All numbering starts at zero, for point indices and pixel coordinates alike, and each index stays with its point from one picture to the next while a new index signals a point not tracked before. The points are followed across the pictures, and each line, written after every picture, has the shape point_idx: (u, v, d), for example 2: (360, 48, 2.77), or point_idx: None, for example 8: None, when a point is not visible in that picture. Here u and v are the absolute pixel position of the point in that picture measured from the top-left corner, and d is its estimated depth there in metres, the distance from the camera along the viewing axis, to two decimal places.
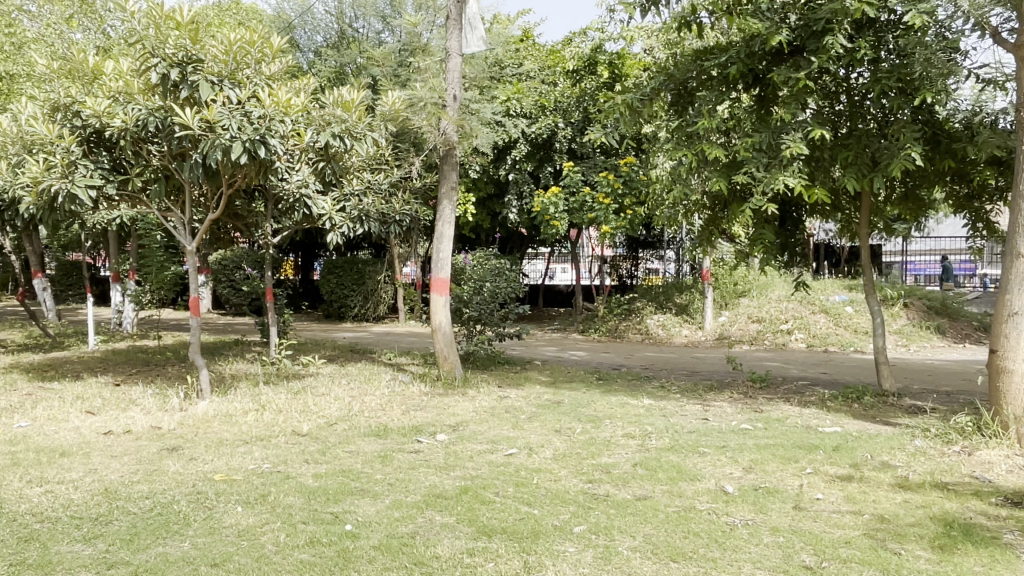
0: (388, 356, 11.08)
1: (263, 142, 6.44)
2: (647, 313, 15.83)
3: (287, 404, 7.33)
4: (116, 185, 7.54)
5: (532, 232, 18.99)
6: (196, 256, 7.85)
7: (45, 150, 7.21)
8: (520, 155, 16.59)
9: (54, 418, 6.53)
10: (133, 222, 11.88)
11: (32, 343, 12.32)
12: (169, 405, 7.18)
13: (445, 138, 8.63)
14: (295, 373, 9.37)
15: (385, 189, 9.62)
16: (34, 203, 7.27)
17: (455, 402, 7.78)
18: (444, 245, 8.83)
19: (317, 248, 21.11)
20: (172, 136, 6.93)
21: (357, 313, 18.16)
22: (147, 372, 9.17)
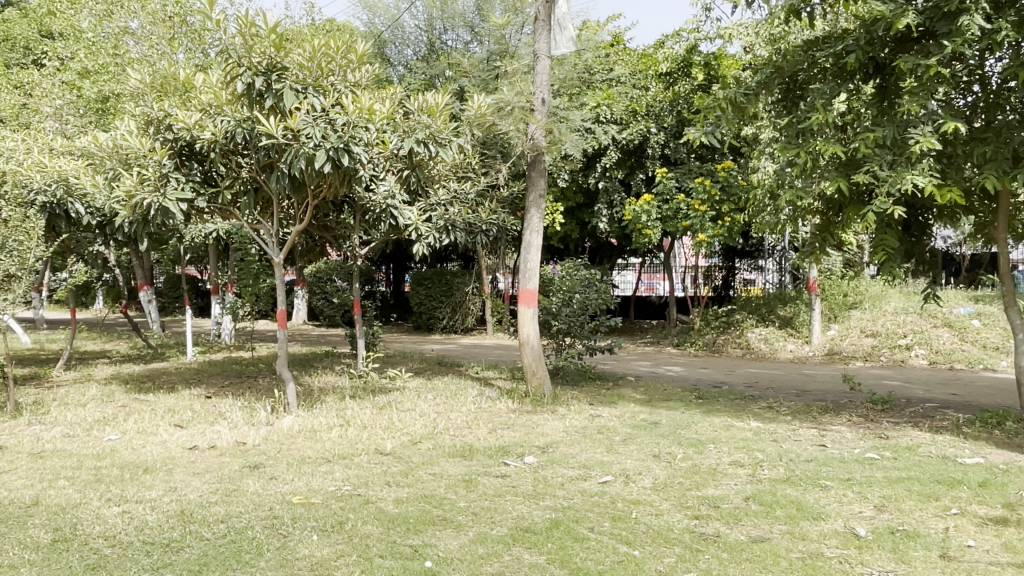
0: (476, 370, 10.76)
1: (347, 150, 6.23)
2: (748, 327, 14.93)
3: (371, 420, 7.08)
4: (207, 198, 7.59)
5: (623, 243, 18.41)
6: (283, 268, 7.70)
7: (140, 164, 7.30)
8: (611, 162, 16.08)
9: (143, 432, 6.52)
10: (229, 235, 12.12)
11: (136, 354, 12.75)
12: (255, 420, 7.07)
13: (534, 142, 8.21)
14: (382, 386, 9.17)
15: (472, 199, 9.33)
16: (131, 216, 7.46)
17: (546, 421, 7.33)
18: (532, 255, 8.43)
19: (407, 260, 21.23)
20: (258, 146, 6.85)
21: (446, 325, 18.03)
22: (239, 384, 9.18)
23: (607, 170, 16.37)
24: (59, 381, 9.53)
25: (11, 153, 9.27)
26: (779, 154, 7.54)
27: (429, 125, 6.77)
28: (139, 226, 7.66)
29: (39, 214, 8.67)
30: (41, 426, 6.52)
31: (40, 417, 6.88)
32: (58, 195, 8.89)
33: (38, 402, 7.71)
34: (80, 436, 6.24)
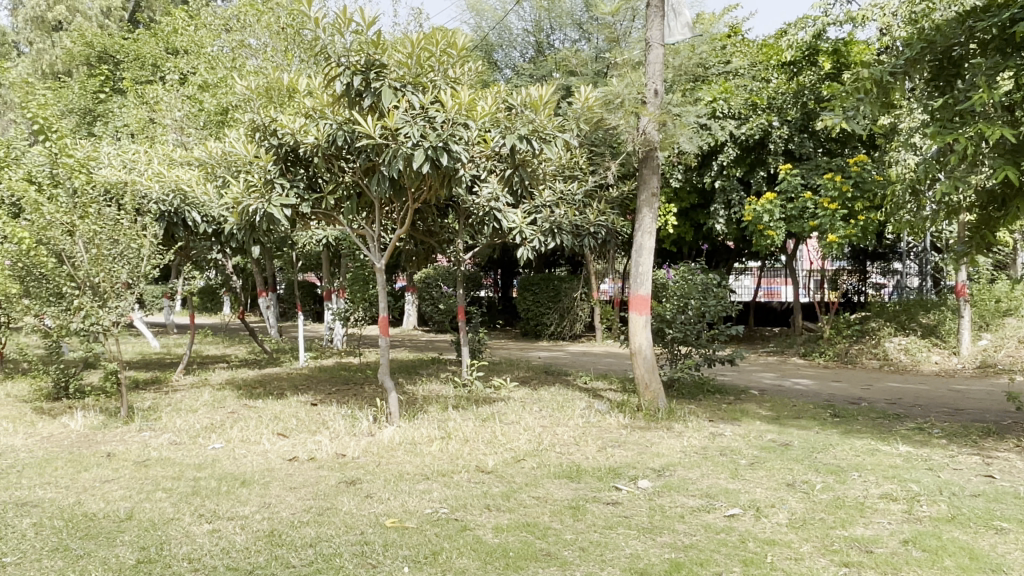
0: (584, 380, 10.23)
1: (446, 149, 5.86)
2: (885, 336, 13.58)
3: (474, 433, 6.71)
4: (310, 204, 7.47)
5: (742, 246, 17.39)
6: (385, 273, 7.49)
7: (247, 170, 7.43)
8: (729, 159, 15.09)
9: (246, 441, 6.45)
10: (338, 242, 12.20)
11: (252, 359, 13.08)
12: (356, 429, 6.86)
13: (645, 137, 7.55)
14: (486, 396, 8.80)
15: (579, 200, 8.83)
16: (238, 223, 7.49)
17: (661, 440, 6.71)
18: (644, 258, 7.82)
19: (515, 265, 21.07)
20: (359, 149, 6.62)
21: (554, 331, 17.60)
22: (345, 391, 9.08)
23: (724, 168, 15.41)
24: (178, 385, 9.80)
25: (134, 165, 9.69)
26: (930, 140, 6.56)
27: (532, 120, 6.25)
28: (247, 234, 7.67)
29: (157, 223, 8.91)
30: (150, 433, 6.58)
31: (152, 423, 6.97)
32: (176, 204, 9.10)
33: (154, 407, 7.87)
34: (186, 445, 6.23)
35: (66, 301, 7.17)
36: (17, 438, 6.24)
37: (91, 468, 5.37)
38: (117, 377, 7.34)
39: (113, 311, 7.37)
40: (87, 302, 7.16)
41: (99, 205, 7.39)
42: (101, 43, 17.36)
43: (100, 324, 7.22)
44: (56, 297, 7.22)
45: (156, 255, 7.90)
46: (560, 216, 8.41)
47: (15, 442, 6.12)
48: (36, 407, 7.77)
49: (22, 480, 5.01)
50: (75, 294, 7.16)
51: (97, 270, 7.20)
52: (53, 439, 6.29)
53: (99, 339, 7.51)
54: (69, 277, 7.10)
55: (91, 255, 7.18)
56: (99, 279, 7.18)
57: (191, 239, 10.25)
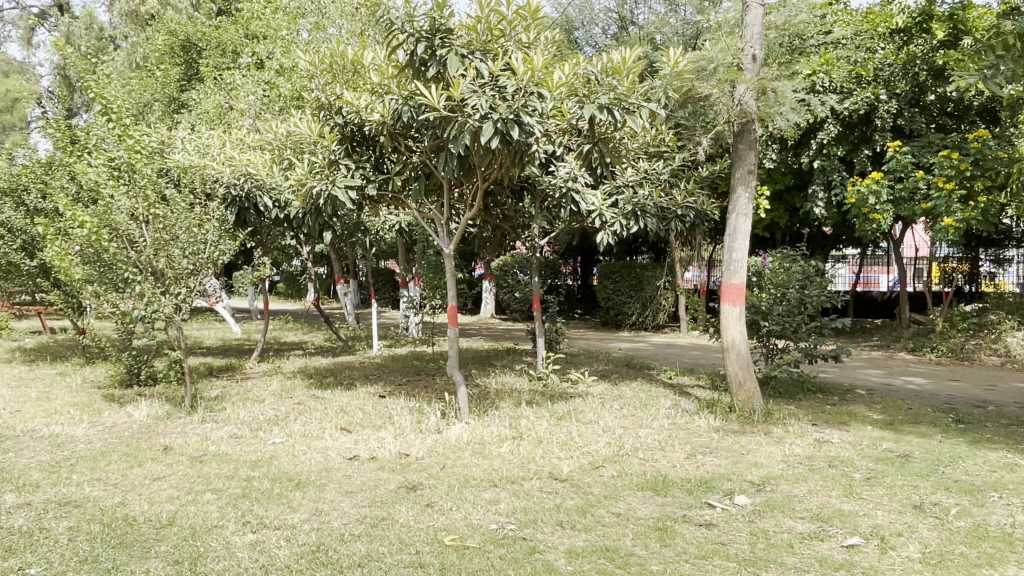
0: (668, 375, 9.51)
1: (518, 122, 5.27)
2: (1007, 330, 12.20)
3: (549, 433, 6.15)
4: (377, 185, 7.07)
5: (839, 232, 16.17)
6: (453, 260, 7.00)
7: (311, 150, 7.08)
8: (829, 137, 13.93)
9: (308, 435, 6.09)
10: (412, 227, 11.88)
11: (327, 346, 12.93)
12: (423, 426, 6.41)
13: (741, 108, 6.79)
14: (563, 391, 8.21)
15: (665, 180, 8.06)
16: (302, 207, 7.17)
17: (759, 448, 5.96)
18: (738, 243, 7.08)
19: (595, 253, 20.46)
20: (425, 124, 6.14)
21: (636, 321, 16.83)
22: (415, 383, 8.66)
23: (824, 146, 14.25)
24: (250, 373, 9.66)
25: (207, 150, 9.64)
26: None
27: (613, 87, 5.53)
28: (312, 219, 7.33)
29: (227, 208, 8.78)
30: (212, 424, 6.33)
31: (216, 414, 6.73)
32: (247, 188, 8.90)
33: (222, 396, 7.67)
34: (246, 439, 5.92)
35: (129, 286, 7.06)
36: (79, 428, 6.12)
37: (144, 464, 5.14)
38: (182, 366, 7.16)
39: (176, 297, 7.25)
40: (149, 288, 7.02)
41: (160, 189, 7.26)
42: (185, 32, 17.73)
43: (163, 310, 7.09)
44: (119, 284, 7.11)
45: (218, 241, 7.75)
46: (643, 198, 7.74)
47: (78, 432, 5.98)
48: (108, 394, 7.72)
49: (73, 475, 4.81)
50: (138, 280, 7.03)
51: (159, 254, 7.09)
52: (115, 430, 6.12)
53: (164, 326, 7.35)
54: (131, 262, 6.96)
55: (152, 240, 7.06)
56: (161, 264, 7.08)
57: (264, 225, 10.07)
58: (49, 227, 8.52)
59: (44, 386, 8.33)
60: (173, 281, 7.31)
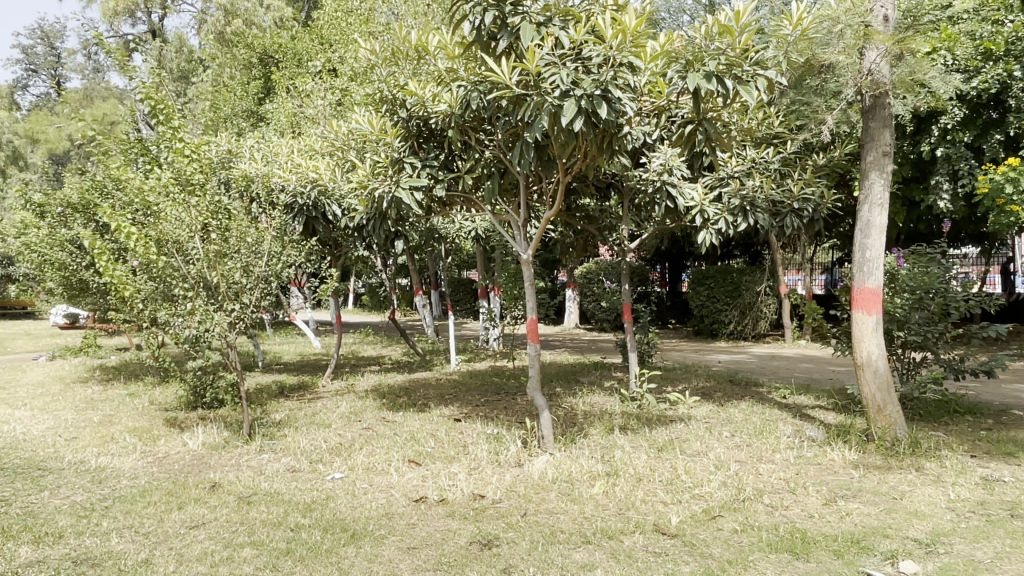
0: (782, 394, 8.32)
1: (607, 97, 4.39)
2: None
3: (649, 469, 5.20)
4: (446, 186, 6.30)
5: (960, 230, 14.54)
6: (532, 267, 6.09)
7: (373, 148, 6.39)
8: (954, 122, 12.32)
9: (372, 469, 5.34)
10: (491, 233, 11.15)
11: (405, 361, 12.32)
12: (502, 458, 5.57)
13: (872, 78, 5.77)
14: (662, 414, 7.20)
15: (775, 169, 7.02)
16: (365, 211, 6.50)
17: (914, 491, 4.81)
18: (873, 239, 5.95)
19: (684, 257, 19.27)
20: (498, 111, 5.34)
21: (733, 330, 15.55)
22: (494, 403, 7.85)
23: (948, 131, 12.67)
24: (321, 393, 9.07)
25: (274, 158, 9.20)
26: None
27: (723, 50, 4.51)
28: (376, 225, 6.68)
29: (293, 218, 8.24)
30: (269, 455, 5.68)
31: (275, 441, 6.09)
32: (314, 196, 8.29)
33: (286, 421, 7.07)
34: (302, 474, 5.22)
35: (178, 303, 6.55)
36: (129, 460, 5.60)
37: (185, 506, 4.51)
38: (239, 388, 6.59)
39: (229, 314, 6.72)
40: (200, 306, 6.48)
41: (212, 200, 6.76)
42: (262, 44, 18.07)
43: (215, 328, 6.59)
44: (169, 302, 6.61)
45: (273, 254, 7.22)
46: (751, 191, 6.70)
47: (125, 464, 5.46)
48: (169, 418, 7.25)
49: (104, 523, 4.22)
50: (189, 296, 6.52)
51: (211, 269, 6.60)
52: (164, 462, 5.56)
53: (220, 347, 6.79)
54: (183, 278, 6.45)
55: (206, 252, 6.56)
56: (213, 279, 6.57)
57: (334, 234, 9.50)
58: (113, 244, 8.21)
59: (110, 408, 7.98)
60: (227, 297, 6.79)
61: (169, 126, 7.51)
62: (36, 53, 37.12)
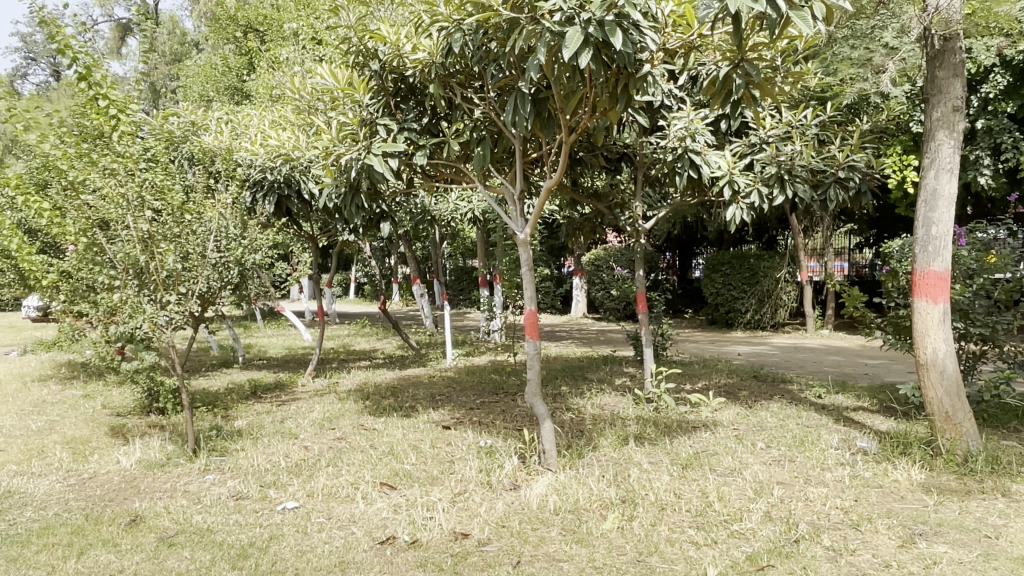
0: (816, 394, 7.34)
1: (623, 20, 3.39)
2: None
3: (674, 496, 4.23)
4: (428, 152, 5.32)
5: (987, 211, 13.57)
6: (530, 250, 5.02)
7: (338, 106, 5.40)
8: (998, 90, 11.13)
9: (337, 495, 4.39)
10: (488, 214, 10.18)
11: (397, 356, 11.34)
12: (494, 480, 4.58)
13: (942, 14, 4.80)
14: (684, 420, 6.21)
15: (816, 133, 6.03)
16: (333, 185, 5.54)
17: (1009, 526, 3.82)
18: (942, 212, 4.93)
19: (695, 243, 18.34)
20: (488, 54, 4.36)
21: (751, 320, 14.52)
22: (490, 406, 6.87)
23: (989, 101, 11.46)
24: (299, 394, 8.11)
25: (244, 130, 8.25)
26: None
27: None
28: (346, 201, 5.69)
29: (265, 198, 7.33)
30: (215, 476, 4.73)
31: (225, 458, 5.13)
32: (284, 172, 7.36)
33: (247, 429, 6.12)
34: (247, 504, 4.24)
35: (106, 295, 5.45)
36: (46, 481, 4.63)
37: (87, 551, 3.53)
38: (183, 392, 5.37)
39: (166, 307, 5.51)
40: (130, 297, 5.30)
41: (145, 175, 5.54)
42: (246, 17, 17.03)
43: (146, 325, 5.35)
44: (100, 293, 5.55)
45: (222, 238, 6.03)
46: (789, 157, 5.71)
47: (39, 487, 4.50)
48: (115, 426, 6.28)
49: None
50: (118, 287, 5.36)
51: (145, 253, 5.41)
52: (87, 483, 4.60)
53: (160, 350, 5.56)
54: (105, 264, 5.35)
55: (138, 232, 5.35)
56: (147, 264, 5.35)
57: (312, 215, 8.53)
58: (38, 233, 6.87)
59: (56, 412, 7.03)
60: (164, 287, 5.60)
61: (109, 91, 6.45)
62: (34, 41, 35.93)
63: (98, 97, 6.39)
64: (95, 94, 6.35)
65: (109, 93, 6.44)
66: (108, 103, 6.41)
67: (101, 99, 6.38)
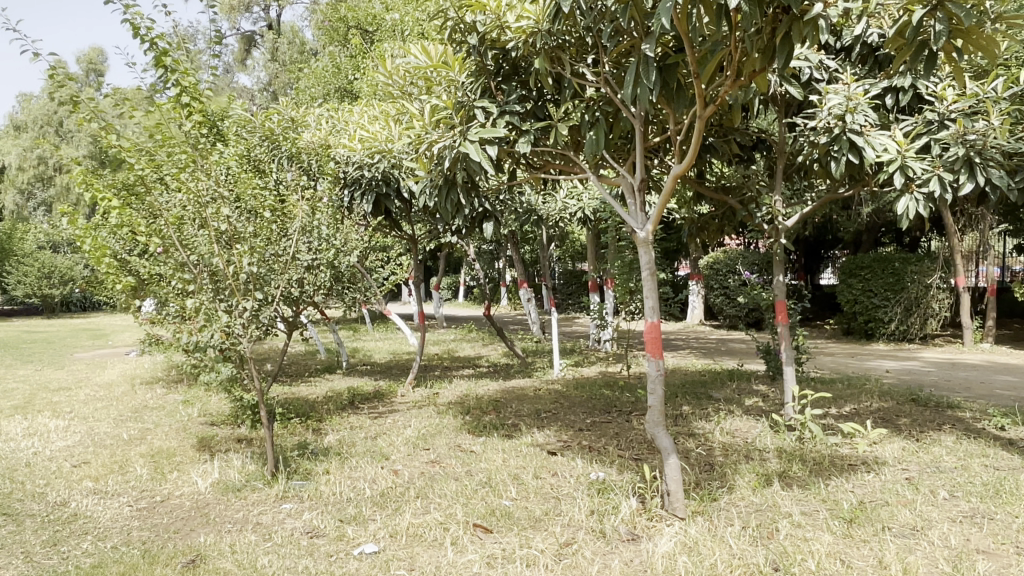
0: (998, 424, 6.07)
1: None
2: None
3: (841, 565, 3.30)
4: (533, 139, 4.60)
5: None
6: (651, 250, 4.15)
7: (431, 89, 4.82)
8: None
9: (423, 539, 3.74)
10: (598, 212, 9.42)
11: (502, 364, 10.73)
12: (608, 528, 3.78)
13: None
14: (836, 454, 5.18)
15: (1011, 108, 4.87)
16: (429, 180, 4.96)
17: None
18: None
19: (824, 246, 16.83)
20: (605, 13, 3.63)
21: (896, 331, 12.94)
22: (603, 428, 6.08)
23: None
24: (396, 405, 7.60)
25: (342, 128, 7.86)
26: None
27: None
28: (440, 199, 5.09)
29: (364, 197, 6.85)
30: (293, 506, 4.21)
31: (307, 482, 4.62)
32: (383, 169, 6.92)
33: (336, 447, 5.62)
34: (321, 546, 3.64)
35: (182, 301, 4.92)
36: (115, 503, 4.23)
37: None
38: (262, 407, 4.92)
39: (244, 315, 4.90)
40: (205, 302, 4.74)
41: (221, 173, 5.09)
42: (355, 17, 17.33)
43: (220, 334, 4.75)
44: (177, 299, 5.06)
45: (313, 239, 5.63)
46: (981, 136, 4.60)
47: (107, 509, 4.10)
48: (204, 438, 5.94)
49: None
50: (192, 291, 4.83)
51: (222, 255, 4.85)
52: (157, 509, 4.16)
53: (242, 362, 5.03)
54: (180, 266, 4.85)
55: (215, 233, 4.84)
56: (222, 267, 4.77)
57: (413, 216, 8.07)
58: (134, 233, 6.65)
59: (153, 419, 6.84)
60: (243, 293, 5.00)
61: (185, 77, 5.49)
62: None
63: (173, 84, 5.44)
64: (168, 81, 5.40)
65: (185, 79, 5.46)
66: (182, 91, 5.46)
67: (174, 87, 5.46)
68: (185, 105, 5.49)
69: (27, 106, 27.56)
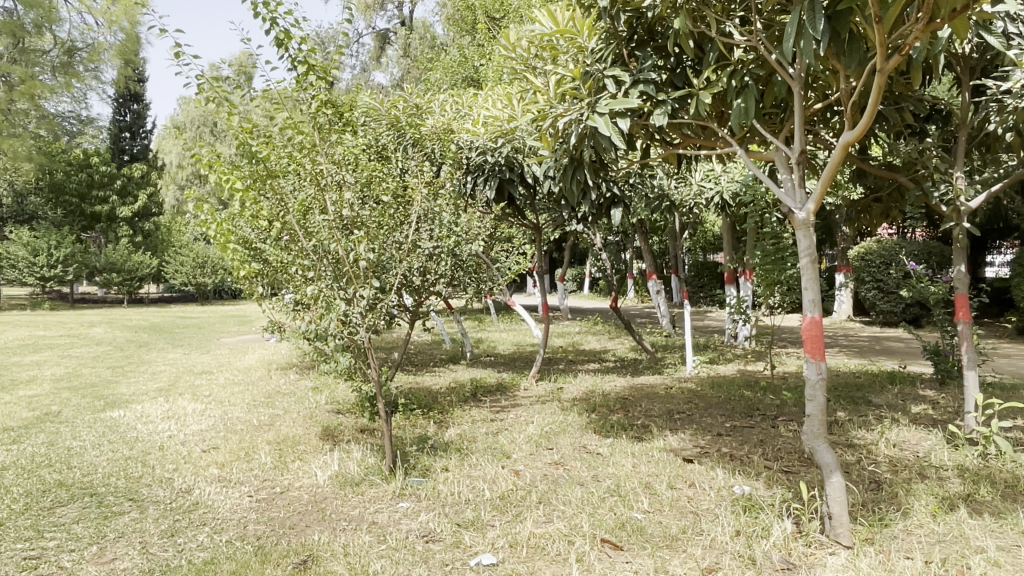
0: None
1: None
2: None
3: None
4: (670, 110, 4.09)
5: None
6: (813, 234, 3.52)
7: (557, 62, 4.45)
8: None
9: (545, 552, 3.38)
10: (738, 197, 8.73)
11: (631, 359, 10.21)
12: (758, 554, 3.27)
13: None
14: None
15: None
16: (554, 160, 4.58)
17: None
18: None
19: (994, 237, 15.02)
20: None
21: None
22: (745, 433, 5.50)
23: None
24: (520, 399, 7.32)
25: (467, 112, 7.68)
26: None
27: None
28: (567, 180, 4.69)
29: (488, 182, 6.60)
30: (409, 505, 3.98)
31: (425, 480, 4.40)
32: (507, 152, 6.63)
33: (457, 442, 5.39)
34: (435, 554, 3.38)
35: (303, 289, 4.83)
36: (236, 492, 4.17)
37: None
38: (381, 399, 4.75)
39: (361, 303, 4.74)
40: (323, 288, 4.62)
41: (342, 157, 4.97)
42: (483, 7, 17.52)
43: (336, 322, 4.60)
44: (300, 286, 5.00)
45: (435, 226, 5.40)
46: None
47: (228, 499, 4.05)
48: (328, 427, 5.90)
49: None
50: (312, 278, 4.73)
51: (340, 240, 4.72)
52: (275, 501, 4.07)
53: (362, 352, 4.89)
54: (300, 251, 4.78)
55: (335, 217, 4.72)
56: (340, 252, 4.64)
57: (538, 203, 7.76)
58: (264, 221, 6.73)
59: (283, 405, 6.93)
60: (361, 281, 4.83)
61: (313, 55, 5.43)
62: None
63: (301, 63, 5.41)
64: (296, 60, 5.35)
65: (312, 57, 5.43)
66: (309, 69, 5.39)
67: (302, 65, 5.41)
68: (311, 85, 5.43)
69: (187, 108, 29.76)
